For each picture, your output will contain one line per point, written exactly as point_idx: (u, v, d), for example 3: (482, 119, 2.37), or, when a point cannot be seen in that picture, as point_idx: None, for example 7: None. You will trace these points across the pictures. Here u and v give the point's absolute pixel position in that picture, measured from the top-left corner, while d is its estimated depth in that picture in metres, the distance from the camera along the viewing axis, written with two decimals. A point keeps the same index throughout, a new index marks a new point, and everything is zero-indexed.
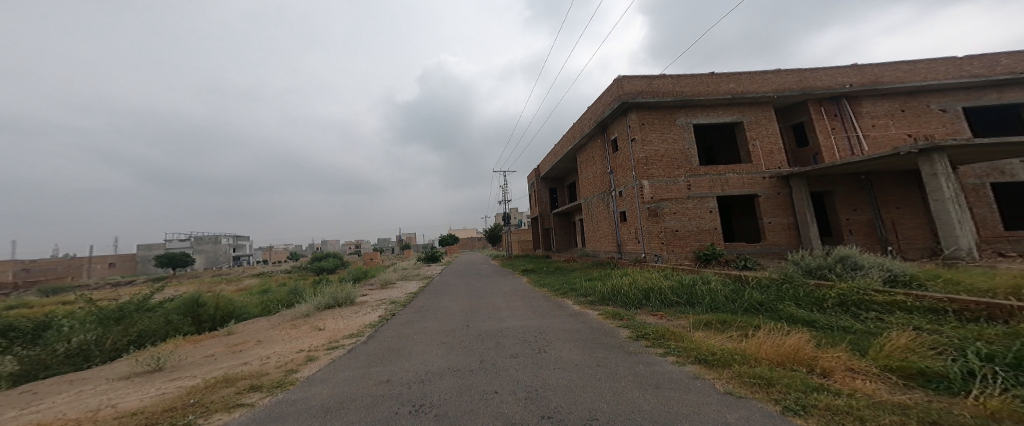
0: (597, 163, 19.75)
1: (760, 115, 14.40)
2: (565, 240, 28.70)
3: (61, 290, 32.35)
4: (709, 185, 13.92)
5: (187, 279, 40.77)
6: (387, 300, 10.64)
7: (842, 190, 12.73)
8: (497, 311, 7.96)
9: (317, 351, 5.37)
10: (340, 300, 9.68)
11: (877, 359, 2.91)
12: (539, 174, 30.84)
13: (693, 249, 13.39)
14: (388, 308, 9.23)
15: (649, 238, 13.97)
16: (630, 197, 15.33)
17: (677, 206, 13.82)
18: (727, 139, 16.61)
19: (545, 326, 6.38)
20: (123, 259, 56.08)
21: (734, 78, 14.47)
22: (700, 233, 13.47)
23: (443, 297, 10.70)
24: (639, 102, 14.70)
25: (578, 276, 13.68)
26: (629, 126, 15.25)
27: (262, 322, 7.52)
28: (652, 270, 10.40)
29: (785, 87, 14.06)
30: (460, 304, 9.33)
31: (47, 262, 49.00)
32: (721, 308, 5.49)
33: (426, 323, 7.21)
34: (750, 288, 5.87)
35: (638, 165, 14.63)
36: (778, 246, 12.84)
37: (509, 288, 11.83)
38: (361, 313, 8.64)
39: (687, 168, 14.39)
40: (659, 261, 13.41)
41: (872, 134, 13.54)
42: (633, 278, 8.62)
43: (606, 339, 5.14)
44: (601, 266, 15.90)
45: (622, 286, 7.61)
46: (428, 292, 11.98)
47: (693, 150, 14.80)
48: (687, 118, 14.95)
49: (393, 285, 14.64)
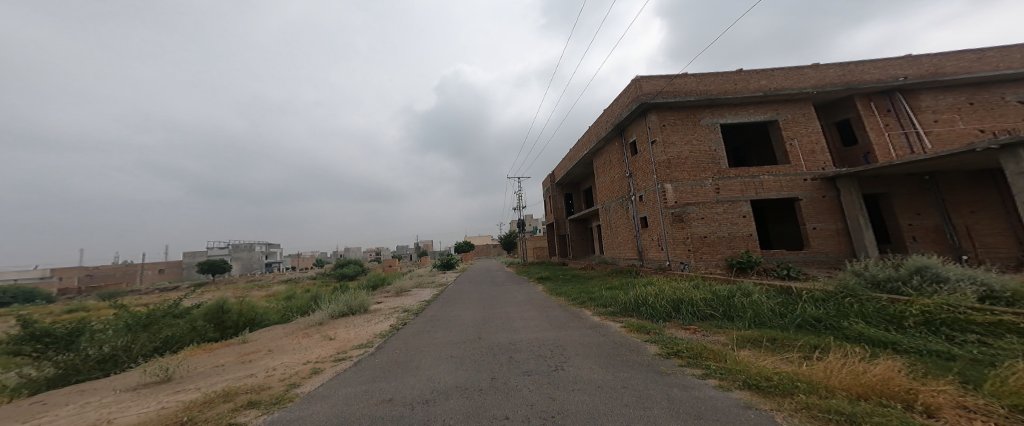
0: (615, 167, 19.01)
1: (798, 112, 13.27)
2: (581, 246, 27.85)
3: (113, 293, 35.02)
4: (741, 189, 12.91)
5: (223, 284, 43.12)
6: (400, 308, 10.48)
7: (901, 192, 11.40)
8: (511, 322, 7.53)
9: (323, 363, 5.18)
10: (354, 308, 9.62)
11: (1001, 395, 2.31)
12: (554, 180, 30.31)
13: (724, 257, 12.33)
14: (400, 317, 9.05)
15: (674, 244, 13.04)
16: (652, 201, 14.53)
17: (705, 211, 12.86)
18: (759, 139, 15.20)
19: (562, 339, 5.88)
20: (170, 265, 60.32)
21: (766, 75, 13.47)
22: (732, 240, 12.43)
23: (456, 306, 10.40)
24: (659, 103, 14.01)
25: (596, 285, 12.92)
26: (649, 128, 14.55)
27: (276, 330, 7.50)
28: (677, 279, 9.61)
29: (827, 82, 12.87)
30: (474, 313, 8.98)
31: (105, 268, 53.45)
32: (767, 324, 4.82)
33: (439, 333, 6.90)
34: (801, 301, 5.15)
35: (661, 167, 13.85)
36: (824, 254, 11.61)
37: (525, 297, 11.35)
38: (373, 322, 8.51)
39: (716, 170, 13.46)
40: (686, 269, 12.47)
41: (936, 129, 12.00)
42: (656, 287, 7.94)
43: (630, 355, 4.59)
44: (622, 274, 15.07)
45: (646, 296, 6.95)
46: (442, 300, 11.72)
47: (722, 151, 13.88)
48: (714, 118, 14.07)
49: (408, 293, 14.57)
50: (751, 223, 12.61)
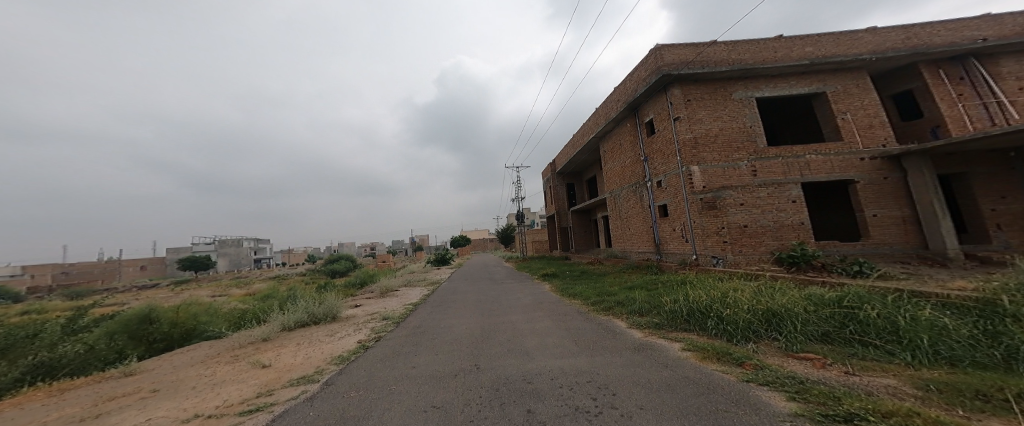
0: (626, 150, 17.08)
1: (850, 82, 11.31)
2: (585, 239, 26.02)
3: (81, 294, 32.63)
4: (784, 170, 10.98)
5: (206, 282, 40.81)
6: (379, 315, 8.56)
7: (981, 172, 9.58)
8: (520, 340, 5.55)
9: (218, 420, 3.14)
10: (317, 317, 7.63)
11: None
12: (554, 169, 28.39)
13: (770, 249, 10.36)
14: (375, 328, 7.15)
15: (705, 235, 11.12)
16: (674, 187, 12.71)
17: (745, 195, 10.87)
18: (794, 117, 13.30)
19: (600, 374, 3.93)
20: (153, 262, 57.72)
21: (812, 40, 11.50)
22: (780, 230, 10.39)
23: (447, 311, 8.41)
24: (683, 75, 12.16)
25: (613, 285, 10.87)
26: (671, 104, 12.70)
27: (193, 351, 5.50)
28: (718, 278, 7.70)
29: (889, 47, 10.85)
30: (470, 324, 7.01)
31: (82, 265, 50.77)
32: (967, 362, 2.83)
33: (420, 360, 4.92)
34: (1002, 325, 3.18)
35: (687, 147, 11.99)
36: (888, 246, 9.90)
37: (530, 300, 9.39)
38: (339, 335, 6.63)
39: (752, 150, 11.60)
40: (721, 264, 10.58)
41: (1021, 99, 10.12)
42: (707, 287, 6.10)
43: (742, 416, 2.56)
44: (640, 270, 13.12)
45: (707, 303, 5.00)
46: (432, 303, 9.80)
47: (758, 128, 12.00)
48: (748, 92, 12.16)
49: (394, 294, 12.68)
50: (803, 209, 10.57)
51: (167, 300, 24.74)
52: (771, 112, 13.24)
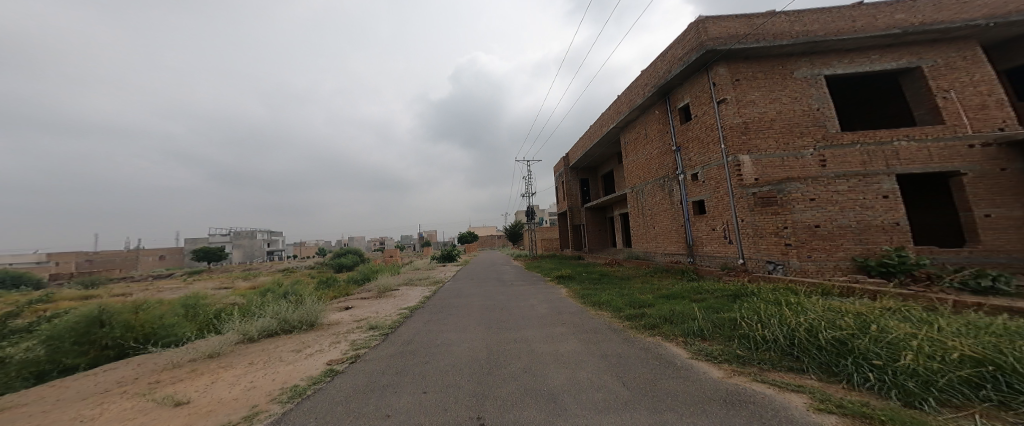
0: (653, 140, 15.24)
1: (954, 55, 9.33)
2: (599, 238, 24.20)
3: (95, 282, 32.88)
4: (864, 159, 9.07)
5: (218, 273, 40.90)
6: (368, 323, 7.16)
7: None
8: (540, 379, 3.91)
9: None
10: (291, 325, 6.29)
11: None
12: (568, 163, 26.61)
13: (850, 256, 8.03)
14: (356, 343, 5.72)
15: (758, 237, 9.11)
16: (716, 180, 10.88)
17: (816, 188, 8.49)
18: (868, 99, 11.19)
19: None
20: (171, 252, 58.77)
21: (904, 6, 9.48)
22: (864, 231, 8.01)
23: (448, 321, 6.92)
24: (732, 51, 10.39)
25: (642, 293, 9.00)
26: (715, 85, 10.93)
27: (95, 383, 4.06)
28: (794, 294, 5.90)
29: (1010, 11, 8.78)
30: (473, 342, 5.45)
31: (103, 254, 51.91)
32: None
33: (399, 404, 3.37)
34: None
35: (736, 133, 10.24)
36: (1005, 254, 7.83)
37: (545, 309, 7.75)
38: (309, 353, 5.22)
39: (819, 136, 9.71)
40: (780, 272, 8.56)
41: None
42: (797, 304, 4.27)
43: None
44: (672, 275, 11.25)
45: (824, 329, 3.22)
46: (431, 309, 8.33)
47: (828, 110, 10.02)
48: (813, 70, 10.26)
49: (393, 294, 11.30)
50: (897, 207, 8.03)
51: (169, 292, 24.28)
52: (844, 93, 11.25)
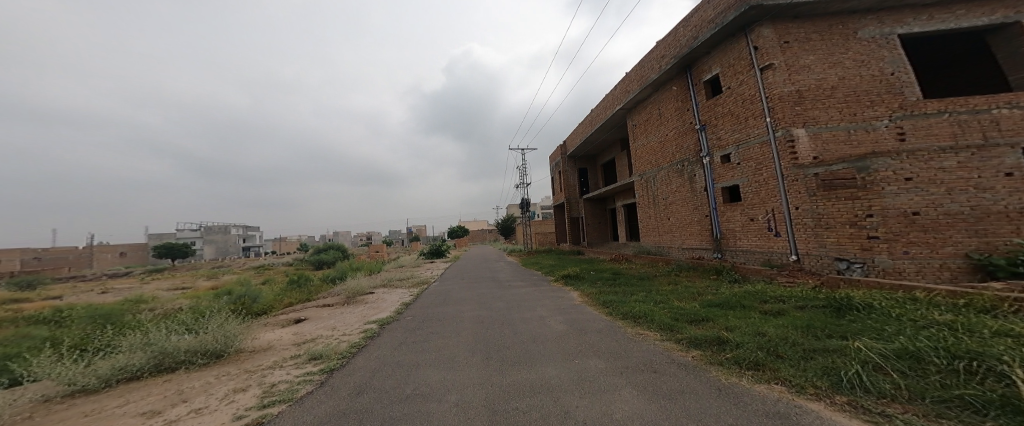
0: (669, 121, 13.20)
1: None
2: (599, 232, 22.37)
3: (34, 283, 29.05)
4: (952, 132, 7.18)
5: (183, 271, 37.44)
6: (307, 350, 4.91)
7: None
8: None
9: None
10: (171, 360, 4.09)
11: None
12: (566, 152, 24.42)
13: (965, 252, 6.19)
14: (270, 395, 3.50)
15: (824, 229, 7.23)
16: (759, 159, 8.89)
17: (910, 164, 6.60)
18: (953, 60, 9.30)
19: None
20: (134, 248, 54.19)
21: None
22: (980, 220, 6.20)
23: (427, 348, 4.72)
24: (779, 7, 8.30)
25: (680, 298, 6.94)
26: (757, 49, 8.90)
27: None
28: (947, 311, 3.89)
29: None
30: (469, 397, 3.28)
31: (53, 251, 47.12)
32: None
33: None
34: None
35: (787, 104, 8.22)
36: None
37: (562, 325, 5.60)
38: (168, 418, 2.97)
39: (897, 104, 7.73)
40: (863, 273, 6.72)
41: None
42: None
43: None
44: (704, 274, 9.35)
45: None
46: (407, 324, 6.10)
47: (904, 74, 8.00)
48: (880, 28, 8.24)
49: (362, 300, 9.00)
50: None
51: (112, 294, 21.12)
52: (921, 55, 9.40)
